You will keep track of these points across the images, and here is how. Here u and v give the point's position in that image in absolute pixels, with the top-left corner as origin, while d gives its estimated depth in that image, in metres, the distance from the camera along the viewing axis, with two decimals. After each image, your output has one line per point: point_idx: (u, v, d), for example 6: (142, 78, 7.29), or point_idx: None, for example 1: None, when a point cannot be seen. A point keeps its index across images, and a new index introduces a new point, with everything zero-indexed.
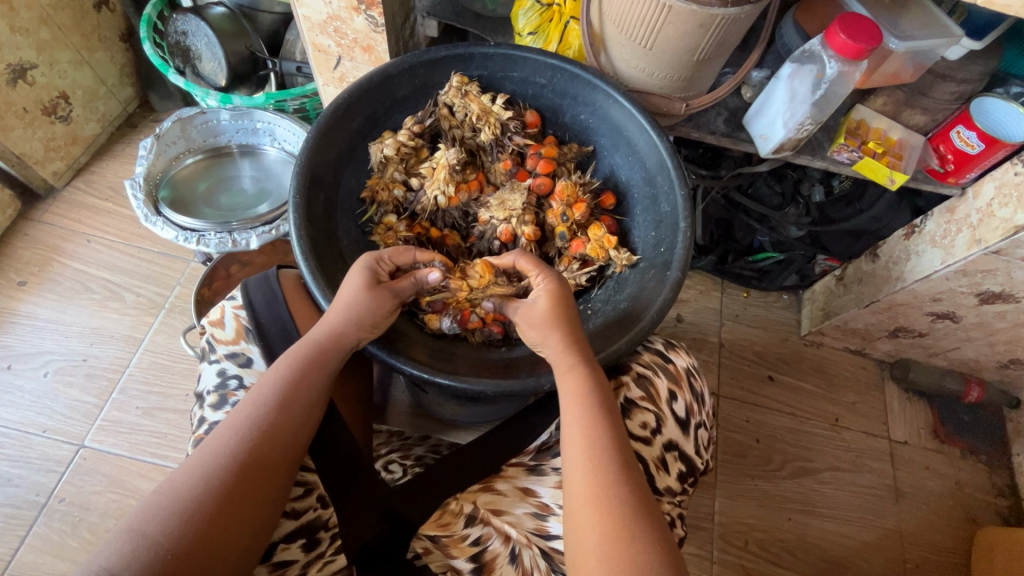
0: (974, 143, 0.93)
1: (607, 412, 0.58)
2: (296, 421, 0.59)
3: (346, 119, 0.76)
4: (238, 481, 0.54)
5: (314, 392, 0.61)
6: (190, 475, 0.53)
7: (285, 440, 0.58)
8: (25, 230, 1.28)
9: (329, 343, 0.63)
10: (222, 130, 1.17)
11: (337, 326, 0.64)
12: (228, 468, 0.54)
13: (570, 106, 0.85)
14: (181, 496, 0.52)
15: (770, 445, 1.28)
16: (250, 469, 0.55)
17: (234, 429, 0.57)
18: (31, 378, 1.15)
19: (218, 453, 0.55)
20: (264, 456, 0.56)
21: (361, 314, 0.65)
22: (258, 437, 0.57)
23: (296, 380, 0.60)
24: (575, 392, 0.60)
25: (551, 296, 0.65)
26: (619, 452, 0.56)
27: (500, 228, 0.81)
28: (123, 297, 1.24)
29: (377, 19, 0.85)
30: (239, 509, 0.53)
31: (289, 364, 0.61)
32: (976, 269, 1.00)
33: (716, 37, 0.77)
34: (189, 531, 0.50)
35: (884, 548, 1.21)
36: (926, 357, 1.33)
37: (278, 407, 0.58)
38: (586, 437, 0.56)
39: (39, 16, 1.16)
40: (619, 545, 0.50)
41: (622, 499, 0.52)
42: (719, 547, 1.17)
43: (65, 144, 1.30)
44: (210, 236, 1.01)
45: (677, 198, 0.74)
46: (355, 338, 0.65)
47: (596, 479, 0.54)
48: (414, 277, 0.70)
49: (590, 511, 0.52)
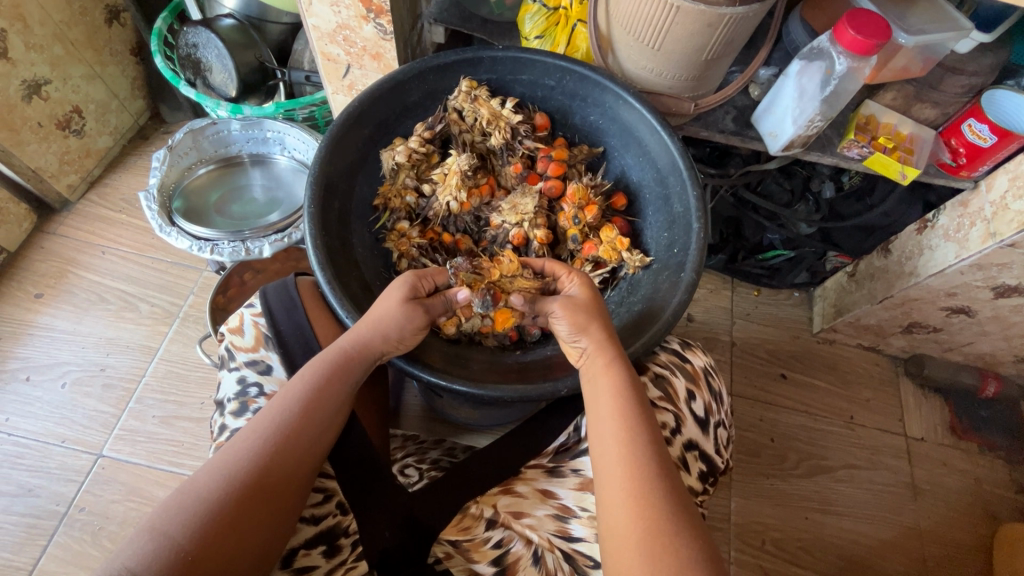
0: (986, 137, 0.92)
1: (641, 409, 0.58)
2: (320, 426, 0.59)
3: (358, 126, 0.77)
4: (261, 484, 0.54)
5: (337, 398, 0.62)
6: (212, 477, 0.54)
7: (308, 445, 0.58)
8: (40, 243, 1.30)
9: (355, 351, 0.63)
10: (232, 140, 1.18)
11: (367, 336, 0.64)
12: (251, 471, 0.55)
13: (579, 108, 0.85)
14: (205, 498, 0.52)
15: (785, 443, 1.28)
16: (270, 474, 0.55)
17: (256, 432, 0.57)
18: (49, 389, 1.16)
19: (241, 456, 0.55)
20: (286, 461, 0.57)
21: (388, 320, 0.65)
22: (281, 442, 0.57)
23: (320, 385, 0.61)
24: (607, 389, 0.60)
25: (586, 289, 0.68)
26: (657, 448, 0.56)
27: (512, 235, 0.81)
28: (137, 307, 1.25)
29: (386, 27, 0.86)
30: (257, 513, 0.53)
31: (313, 371, 0.62)
32: (991, 263, 0.99)
33: (724, 36, 0.77)
34: (209, 534, 0.50)
35: (902, 546, 1.20)
36: (941, 352, 1.32)
37: (302, 411, 0.59)
38: (619, 433, 0.56)
39: (52, 32, 1.18)
40: (658, 542, 0.50)
41: (658, 495, 0.52)
42: (736, 547, 1.16)
43: (79, 157, 1.31)
44: (224, 246, 1.02)
45: (690, 198, 0.74)
46: (379, 349, 0.65)
47: (634, 476, 0.54)
48: (445, 296, 0.71)
49: (626, 509, 0.52)
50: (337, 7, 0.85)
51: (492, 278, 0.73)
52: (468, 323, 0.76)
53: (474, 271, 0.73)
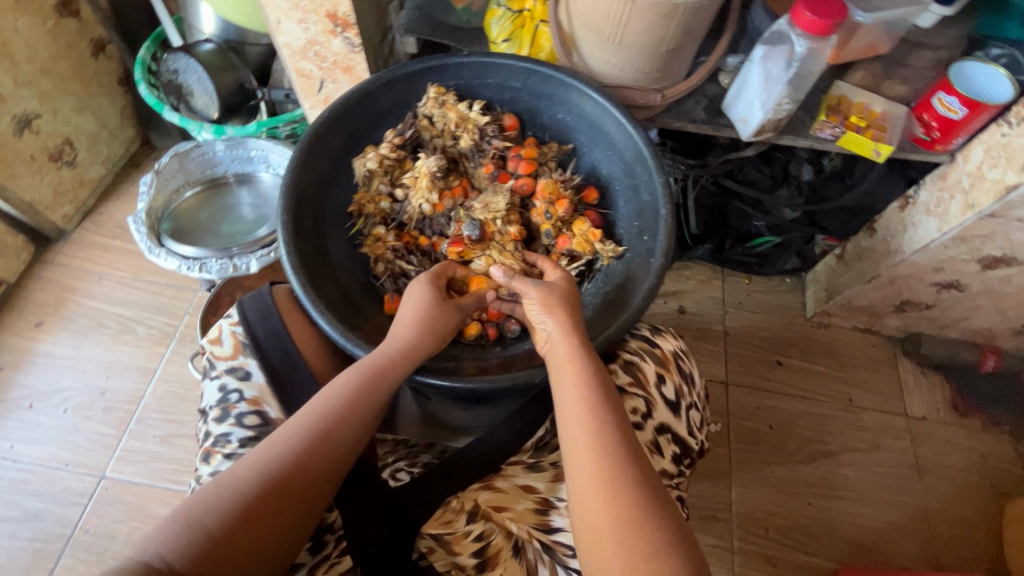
0: (957, 109, 0.92)
1: (607, 395, 0.59)
2: (362, 426, 0.60)
3: (329, 136, 0.79)
4: (297, 478, 0.54)
5: (382, 399, 0.62)
6: (251, 470, 0.54)
7: (347, 442, 0.58)
8: (39, 273, 1.33)
9: (401, 354, 0.65)
10: (218, 161, 1.21)
11: (412, 339, 0.66)
12: (288, 467, 0.55)
13: (547, 107, 0.87)
14: (243, 489, 0.52)
15: (784, 430, 1.27)
16: (308, 468, 0.55)
17: (298, 427, 0.57)
18: (51, 415, 1.18)
19: (281, 450, 0.55)
20: (326, 457, 0.57)
21: (428, 322, 0.68)
22: (319, 438, 0.57)
23: (364, 386, 0.61)
24: (571, 377, 0.60)
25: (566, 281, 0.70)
26: (624, 434, 0.56)
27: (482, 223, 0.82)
28: (134, 329, 1.28)
29: (353, 39, 0.88)
30: (291, 506, 0.53)
31: (357, 373, 0.62)
32: (974, 234, 0.99)
33: (682, 26, 0.79)
34: (242, 527, 0.50)
35: (910, 528, 1.19)
36: (937, 330, 1.31)
37: (345, 410, 0.59)
38: (585, 420, 0.57)
39: (39, 67, 1.21)
40: (629, 527, 0.50)
41: (629, 479, 0.53)
42: (740, 537, 1.15)
43: (73, 188, 1.35)
44: (212, 263, 1.05)
45: (657, 186, 0.76)
46: (423, 351, 0.67)
47: (602, 463, 0.54)
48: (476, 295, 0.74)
49: (598, 496, 0.53)
50: (304, 24, 0.87)
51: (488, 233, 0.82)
52: None
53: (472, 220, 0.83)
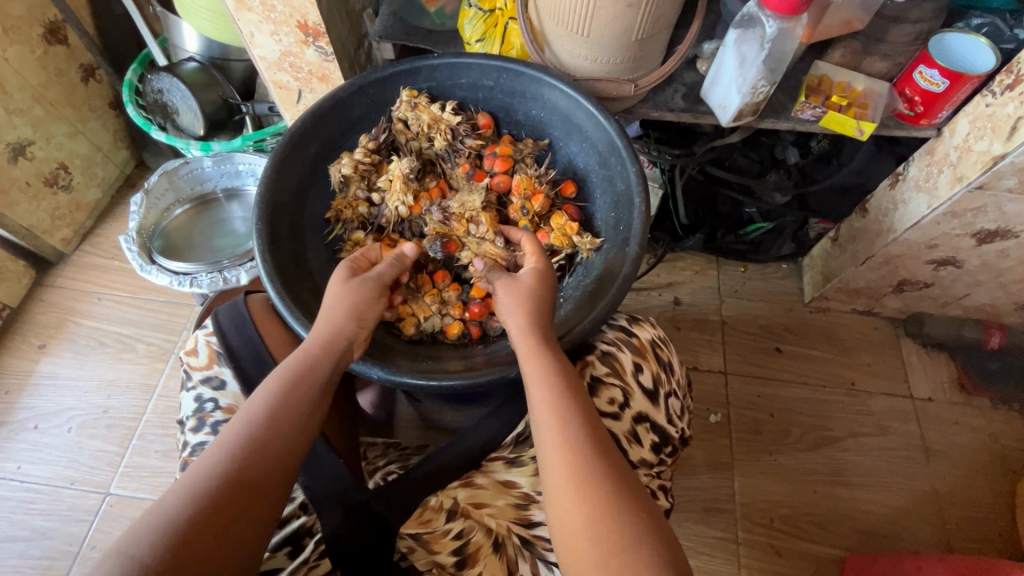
0: (939, 81, 0.90)
1: (574, 390, 0.58)
2: (292, 429, 0.58)
3: (303, 145, 0.79)
4: (232, 493, 0.53)
5: (309, 398, 0.61)
6: (181, 496, 0.52)
7: (275, 451, 0.57)
8: (40, 296, 1.35)
9: (318, 350, 0.64)
10: (207, 177, 1.23)
11: (329, 333, 0.65)
12: (220, 484, 0.53)
13: (520, 104, 0.87)
14: (176, 515, 0.50)
15: (786, 418, 1.25)
16: (238, 484, 0.54)
17: (225, 444, 0.56)
18: (56, 435, 1.20)
19: (211, 470, 0.54)
20: (259, 467, 0.55)
21: (350, 315, 0.67)
22: (247, 453, 0.56)
23: (287, 389, 0.60)
24: (536, 376, 0.59)
25: (537, 274, 0.68)
26: (591, 429, 0.56)
27: (453, 227, 0.83)
28: (134, 347, 1.30)
29: (325, 48, 0.89)
30: (229, 526, 0.52)
31: (280, 378, 0.61)
32: (965, 209, 0.98)
33: (650, 14, 0.78)
34: (177, 552, 0.48)
35: (920, 511, 1.16)
36: (939, 309, 1.28)
37: (269, 417, 0.58)
38: (552, 419, 0.56)
39: (30, 95, 1.22)
40: (603, 521, 0.50)
41: (598, 474, 0.52)
42: (745, 528, 1.13)
43: (70, 211, 1.37)
44: (202, 277, 1.06)
45: (631, 175, 0.75)
46: (342, 343, 0.65)
47: (573, 459, 0.54)
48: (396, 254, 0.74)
49: (569, 493, 0.52)
50: (277, 36, 0.88)
51: (456, 232, 0.83)
52: (429, 321, 0.80)
53: (444, 220, 0.83)
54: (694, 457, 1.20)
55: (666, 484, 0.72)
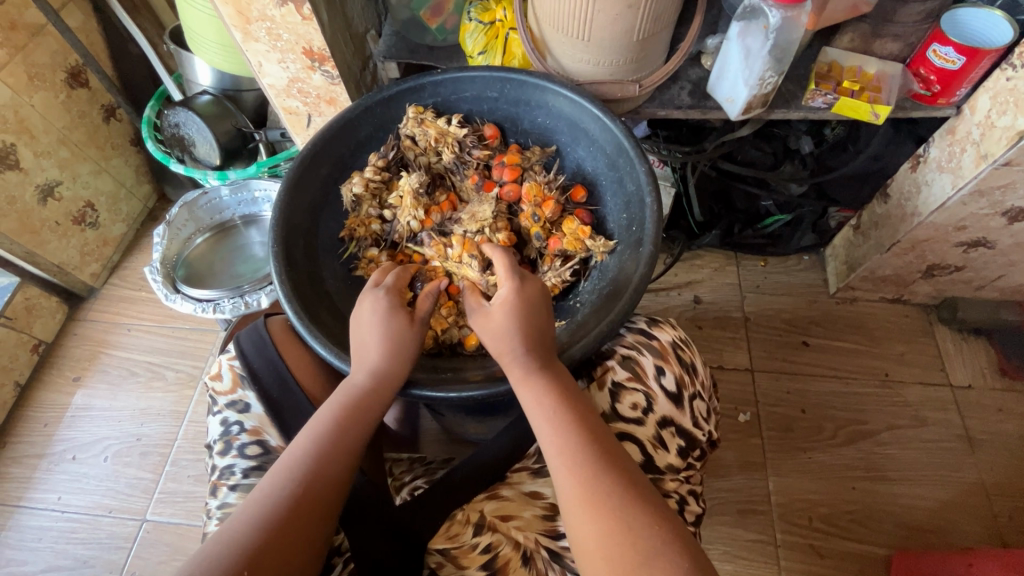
0: (955, 58, 0.87)
1: (572, 409, 0.59)
2: (345, 456, 0.59)
3: (315, 166, 0.81)
4: (292, 519, 0.54)
5: (361, 427, 0.62)
6: (245, 521, 0.53)
7: (332, 476, 0.58)
8: (73, 330, 1.40)
9: (375, 383, 0.65)
10: (225, 206, 1.26)
11: (388, 366, 0.66)
12: (280, 510, 0.54)
13: (526, 113, 0.87)
14: (241, 540, 0.51)
15: (818, 413, 1.21)
16: (298, 509, 0.54)
17: (283, 471, 0.57)
18: (93, 464, 1.23)
19: (270, 496, 0.55)
20: (316, 494, 0.56)
21: (392, 345, 0.66)
22: (304, 482, 0.56)
23: (340, 419, 0.62)
24: (531, 401, 0.60)
25: (506, 300, 0.67)
26: (593, 444, 0.56)
27: (430, 256, 0.84)
28: (164, 375, 1.33)
29: (331, 72, 0.91)
30: (288, 552, 0.52)
31: (333, 409, 0.63)
32: (992, 186, 0.95)
33: (649, 13, 0.78)
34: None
35: (968, 505, 1.11)
36: (973, 292, 1.24)
37: (324, 445, 0.59)
38: (552, 440, 0.57)
39: (57, 138, 1.27)
40: (619, 539, 0.50)
41: (606, 489, 0.52)
42: (782, 529, 1.10)
43: (98, 247, 1.42)
44: (225, 303, 1.08)
45: (640, 175, 0.75)
46: (399, 374, 0.66)
47: (578, 478, 0.53)
48: (426, 292, 0.73)
49: (580, 512, 0.52)
50: (284, 63, 0.91)
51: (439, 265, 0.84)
52: (446, 333, 0.81)
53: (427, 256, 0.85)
54: (726, 459, 1.17)
55: (697, 488, 0.70)
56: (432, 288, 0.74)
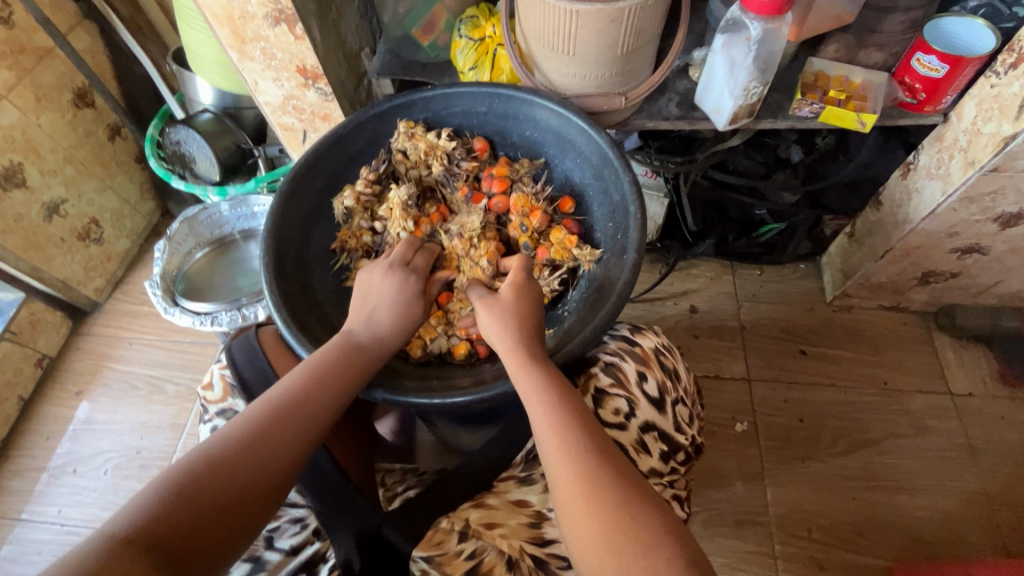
0: (938, 66, 0.88)
1: (570, 401, 0.59)
2: (323, 397, 0.62)
3: (309, 178, 0.83)
4: (259, 440, 0.56)
5: (344, 373, 0.65)
6: (218, 435, 0.56)
7: (319, 429, 0.60)
8: (76, 345, 1.42)
9: (368, 342, 0.68)
10: (225, 220, 1.28)
11: (383, 325, 0.70)
12: (250, 429, 0.57)
13: (514, 126, 0.89)
14: (209, 449, 0.55)
15: (816, 422, 1.20)
16: (282, 460, 0.57)
17: (263, 400, 0.60)
18: (93, 477, 1.24)
19: (245, 418, 0.58)
20: (287, 424, 0.58)
21: (407, 329, 0.72)
22: (279, 411, 0.59)
23: (327, 363, 0.65)
24: (531, 393, 0.60)
25: (514, 288, 0.70)
26: (592, 437, 0.56)
27: (452, 245, 0.85)
28: (164, 388, 1.34)
29: (325, 89, 0.93)
30: (264, 498, 0.55)
31: (325, 354, 0.66)
32: (981, 192, 0.95)
33: (632, 28, 0.80)
34: (205, 478, 0.52)
35: (970, 515, 1.10)
36: (970, 299, 1.23)
37: (306, 383, 0.62)
38: (551, 432, 0.56)
39: (63, 156, 1.31)
40: (621, 529, 0.49)
41: (608, 481, 0.52)
42: (781, 540, 1.09)
43: (102, 262, 1.45)
44: (223, 316, 1.09)
45: (625, 185, 0.76)
46: (392, 334, 0.71)
47: (579, 469, 0.53)
48: (438, 279, 0.80)
49: (581, 504, 0.52)
50: (279, 81, 0.93)
51: (453, 253, 0.85)
52: (435, 342, 0.82)
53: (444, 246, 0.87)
54: (723, 469, 1.16)
55: (681, 493, 0.71)
56: (442, 276, 0.80)
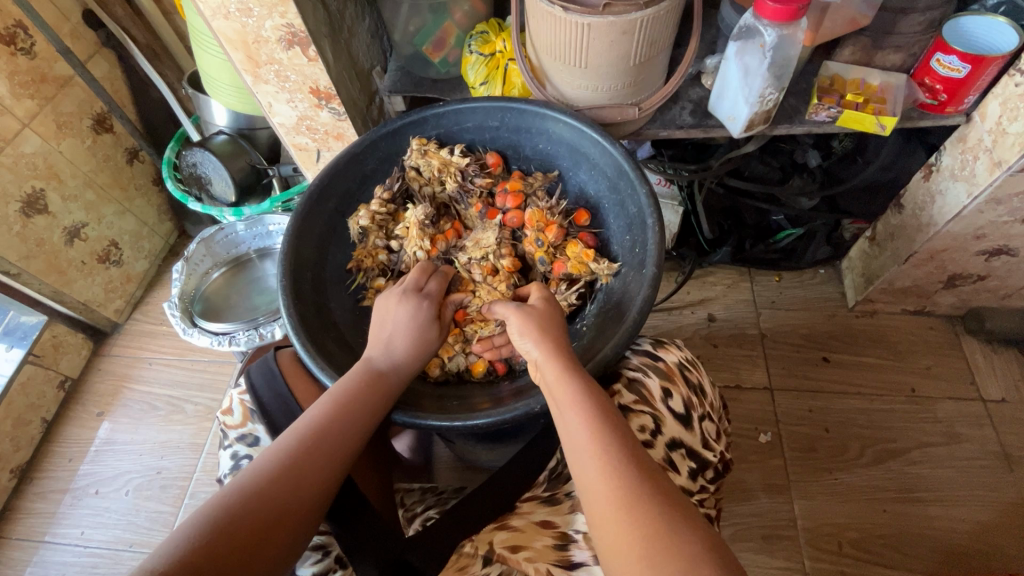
0: (959, 67, 0.86)
1: (608, 414, 0.57)
2: (350, 425, 0.62)
3: (323, 201, 0.83)
4: (290, 470, 0.56)
5: (368, 400, 0.65)
6: (248, 468, 0.56)
7: (346, 457, 0.60)
8: (97, 366, 1.43)
9: (388, 369, 0.69)
10: (241, 240, 1.30)
11: (401, 354, 0.70)
12: (279, 460, 0.57)
13: (527, 139, 0.88)
14: (240, 481, 0.54)
15: (843, 432, 1.17)
16: (311, 492, 0.56)
17: (292, 430, 0.60)
18: (115, 499, 1.25)
19: (275, 449, 0.58)
20: (317, 454, 0.58)
21: (423, 355, 0.72)
22: (308, 441, 0.59)
23: (353, 390, 0.65)
24: (568, 403, 0.58)
25: (546, 305, 0.71)
26: (630, 450, 0.55)
27: (469, 273, 0.85)
28: (183, 408, 1.35)
29: (338, 109, 0.94)
30: (294, 531, 0.54)
31: (350, 380, 0.66)
32: (1008, 194, 0.92)
33: (644, 39, 0.79)
34: (238, 511, 0.52)
35: (1008, 527, 1.06)
36: (999, 301, 1.20)
37: (333, 411, 0.62)
38: (589, 444, 0.55)
39: (83, 181, 1.33)
40: (661, 545, 0.48)
41: (647, 496, 0.51)
42: (811, 555, 1.05)
43: (121, 283, 1.46)
44: (240, 335, 1.10)
45: (641, 197, 0.75)
46: (411, 360, 0.71)
47: (617, 484, 0.52)
48: (451, 300, 0.80)
49: (620, 519, 0.50)
50: (293, 102, 0.94)
51: (468, 285, 0.84)
52: (452, 361, 0.81)
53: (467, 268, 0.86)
54: (748, 482, 1.13)
55: (711, 512, 0.69)
56: (455, 299, 0.80)
